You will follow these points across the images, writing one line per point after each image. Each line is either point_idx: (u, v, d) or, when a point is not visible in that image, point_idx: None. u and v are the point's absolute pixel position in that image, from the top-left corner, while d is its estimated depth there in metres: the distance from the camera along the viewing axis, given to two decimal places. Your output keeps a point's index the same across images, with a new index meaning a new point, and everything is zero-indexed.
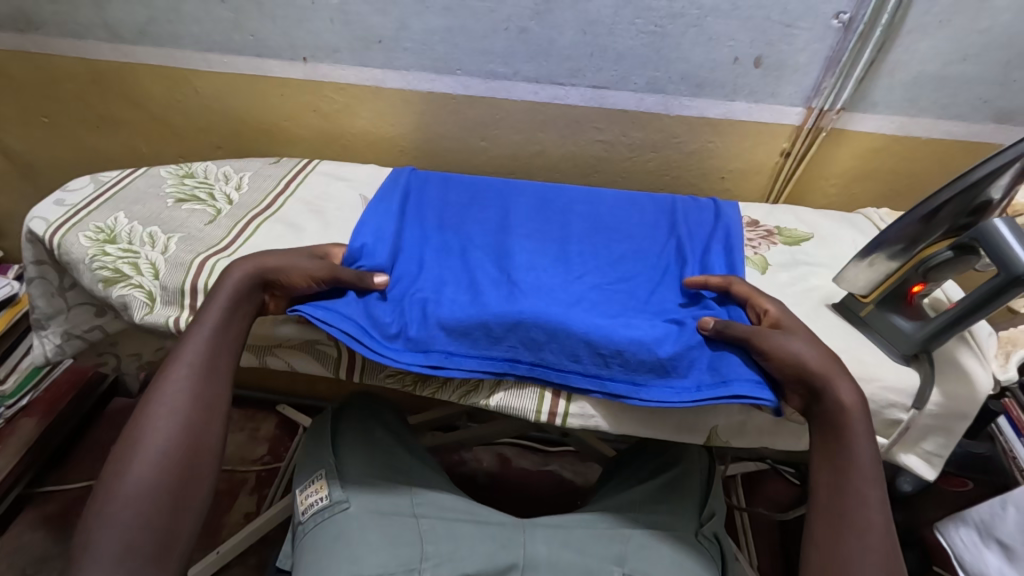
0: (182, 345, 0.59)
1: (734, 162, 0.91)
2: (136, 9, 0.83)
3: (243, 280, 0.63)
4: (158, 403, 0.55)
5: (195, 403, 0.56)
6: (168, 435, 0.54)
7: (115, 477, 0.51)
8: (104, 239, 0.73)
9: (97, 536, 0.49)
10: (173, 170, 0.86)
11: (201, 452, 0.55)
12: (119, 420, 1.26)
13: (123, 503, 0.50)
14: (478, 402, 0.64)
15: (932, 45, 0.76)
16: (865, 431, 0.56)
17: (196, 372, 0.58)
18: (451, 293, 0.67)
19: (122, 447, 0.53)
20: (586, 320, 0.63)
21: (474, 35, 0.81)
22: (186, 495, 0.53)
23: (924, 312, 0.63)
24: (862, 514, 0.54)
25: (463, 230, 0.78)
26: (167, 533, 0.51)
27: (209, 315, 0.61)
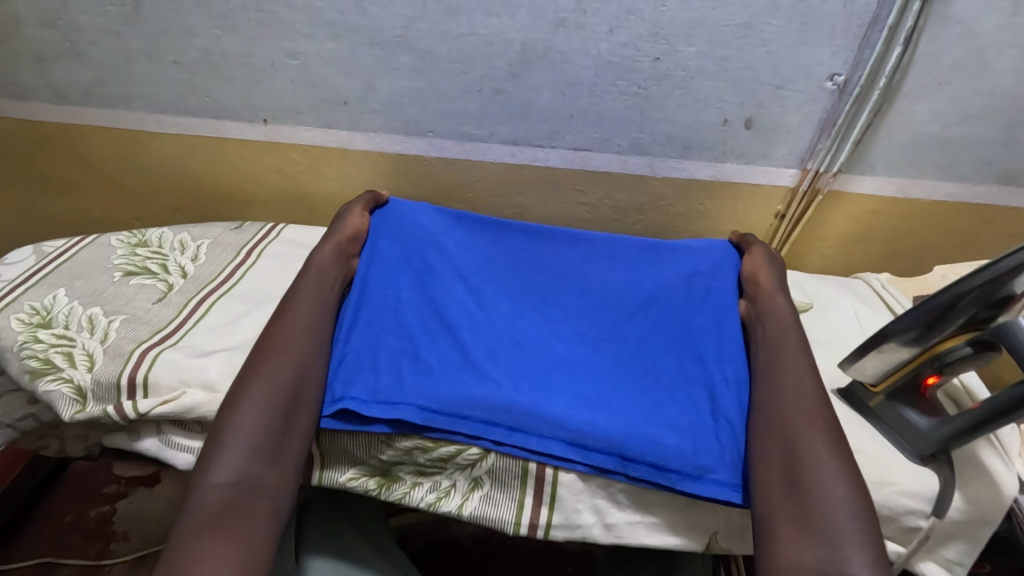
0: (291, 297, 0.65)
1: (726, 224, 0.86)
2: (82, 70, 0.78)
3: (332, 256, 0.70)
4: (277, 338, 0.60)
5: (307, 341, 0.61)
6: (288, 363, 0.58)
7: (238, 395, 0.55)
8: (37, 323, 0.66)
9: (226, 436, 0.53)
10: (125, 238, 0.80)
11: (314, 381, 0.59)
12: (77, 487, 1.10)
13: (251, 413, 0.54)
14: (450, 511, 0.57)
15: (932, 107, 0.72)
16: (794, 324, 0.63)
17: (304, 319, 0.63)
18: (431, 352, 0.62)
19: (247, 371, 0.57)
20: (572, 402, 0.58)
21: (446, 96, 0.76)
22: (303, 411, 0.56)
23: (939, 407, 0.57)
24: (796, 385, 0.56)
25: (451, 268, 0.73)
26: (287, 439, 0.54)
27: (311, 278, 0.67)
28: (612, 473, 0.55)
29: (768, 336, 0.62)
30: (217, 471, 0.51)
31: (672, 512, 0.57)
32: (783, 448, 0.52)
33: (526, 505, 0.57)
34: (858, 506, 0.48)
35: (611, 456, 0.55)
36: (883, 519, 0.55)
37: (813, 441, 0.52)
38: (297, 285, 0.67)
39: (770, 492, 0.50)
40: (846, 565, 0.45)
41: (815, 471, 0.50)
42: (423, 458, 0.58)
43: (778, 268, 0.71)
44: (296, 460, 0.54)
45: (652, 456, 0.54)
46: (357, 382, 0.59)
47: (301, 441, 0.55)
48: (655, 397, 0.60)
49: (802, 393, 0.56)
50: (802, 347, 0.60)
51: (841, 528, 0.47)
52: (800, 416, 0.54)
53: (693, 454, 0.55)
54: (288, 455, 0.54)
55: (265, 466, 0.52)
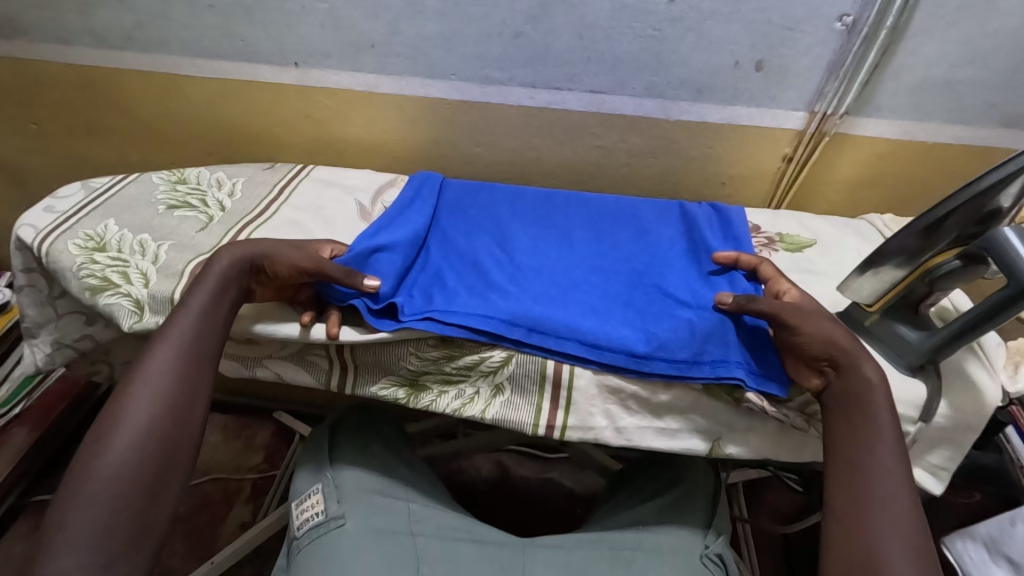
0: (168, 327, 0.58)
1: (736, 167, 0.89)
2: (122, 15, 0.83)
3: (233, 271, 0.61)
4: (143, 385, 0.54)
5: (179, 389, 0.55)
6: (148, 419, 0.53)
7: (92, 460, 0.51)
8: (93, 247, 0.71)
9: (72, 514, 0.48)
10: (166, 177, 0.85)
11: (184, 437, 0.54)
12: None
13: (100, 487, 0.50)
14: (474, 415, 0.63)
15: (939, 48, 0.75)
16: (890, 405, 0.54)
17: (181, 358, 0.56)
18: (456, 276, 0.68)
19: (101, 429, 0.52)
20: (584, 313, 0.63)
21: (469, 39, 0.80)
22: (168, 472, 0.53)
23: (930, 322, 0.61)
24: (888, 493, 0.51)
25: (475, 212, 0.79)
26: (147, 507, 0.51)
27: (194, 302, 0.59)
28: (625, 370, 0.60)
29: (854, 426, 0.54)
30: (61, 558, 0.47)
31: (679, 416, 0.62)
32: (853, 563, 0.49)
33: (544, 413, 0.62)
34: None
35: (622, 353, 0.60)
36: None
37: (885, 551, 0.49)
38: (184, 307, 0.59)
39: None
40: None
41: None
42: (448, 367, 0.63)
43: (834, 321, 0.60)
44: (155, 528, 0.51)
45: (659, 352, 0.60)
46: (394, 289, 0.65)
47: (163, 508, 0.52)
48: (659, 310, 0.65)
49: (895, 495, 0.51)
50: (899, 454, 0.53)
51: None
52: (885, 526, 0.50)
53: (698, 343, 0.60)
54: (150, 526, 0.51)
55: (115, 547, 0.48)
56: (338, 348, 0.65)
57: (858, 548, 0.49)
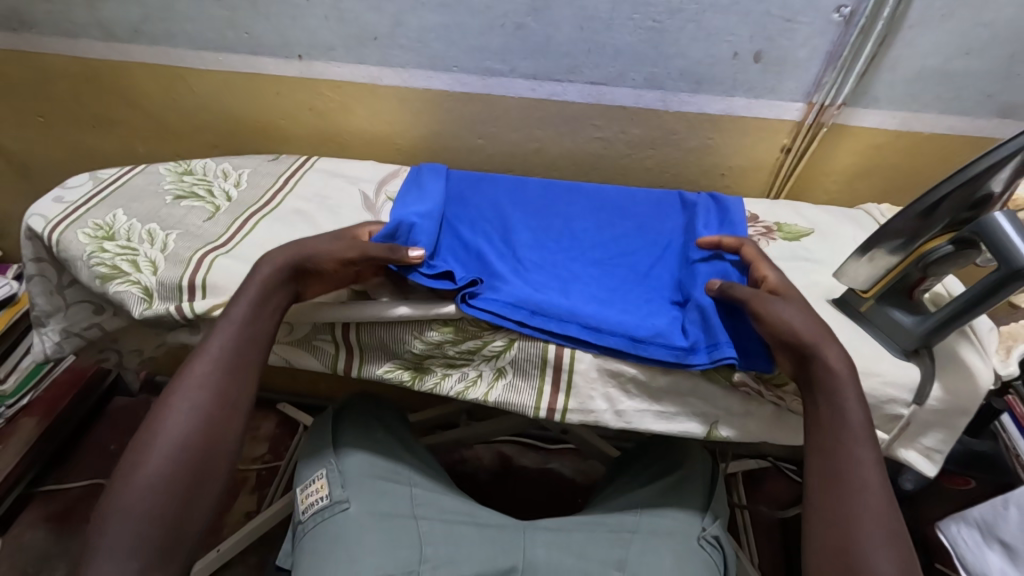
0: (209, 338, 0.58)
1: (735, 158, 0.90)
2: (129, 9, 0.84)
3: (276, 276, 0.61)
4: (183, 392, 0.55)
5: (217, 399, 0.56)
6: (187, 429, 0.53)
7: (133, 468, 0.51)
8: (102, 236, 0.73)
9: (113, 519, 0.49)
10: (172, 168, 0.86)
11: (222, 447, 0.54)
12: (119, 420, 1.28)
13: (138, 494, 0.50)
14: (477, 399, 0.64)
15: (936, 39, 0.76)
16: (856, 391, 0.55)
17: (219, 367, 0.57)
18: (469, 265, 0.68)
19: (142, 437, 0.53)
20: (588, 302, 0.64)
21: (471, 31, 0.81)
22: (205, 480, 0.53)
23: (924, 308, 0.62)
24: (858, 478, 0.52)
25: (477, 204, 0.80)
26: (184, 516, 0.51)
27: (235, 311, 0.59)
28: (627, 355, 0.61)
29: (823, 416, 0.55)
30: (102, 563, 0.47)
31: (677, 400, 0.63)
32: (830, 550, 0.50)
33: (545, 396, 0.63)
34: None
35: (624, 338, 0.61)
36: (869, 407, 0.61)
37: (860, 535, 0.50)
38: (226, 317, 0.59)
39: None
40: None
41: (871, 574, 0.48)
42: (451, 351, 0.64)
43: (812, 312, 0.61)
44: (191, 536, 0.51)
45: (658, 337, 0.61)
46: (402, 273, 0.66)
47: (198, 517, 0.52)
48: (657, 302, 0.66)
49: (867, 482, 0.52)
50: (867, 437, 0.54)
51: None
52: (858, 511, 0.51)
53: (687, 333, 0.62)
54: (185, 535, 0.51)
55: (152, 555, 0.49)
56: (343, 331, 0.66)
57: (835, 534, 0.51)
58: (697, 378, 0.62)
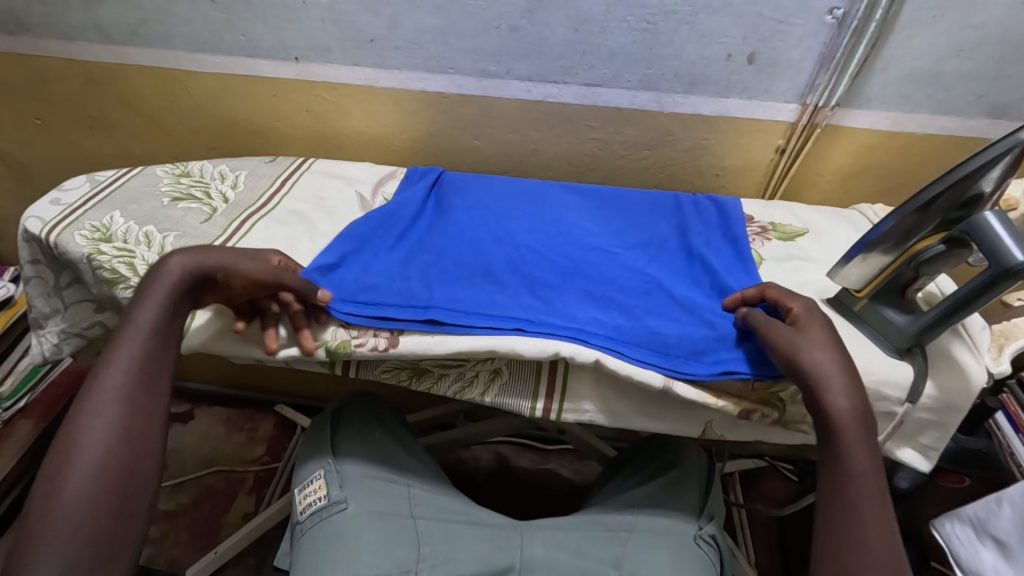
0: (113, 352, 0.56)
1: (730, 159, 0.91)
2: (126, 11, 0.84)
3: (180, 272, 0.60)
4: (96, 410, 0.53)
5: (133, 412, 0.54)
6: (108, 446, 0.52)
7: (50, 493, 0.49)
8: (99, 238, 0.73)
9: (34, 552, 0.46)
10: (169, 170, 0.86)
11: (144, 460, 0.53)
12: None
13: (62, 519, 0.48)
14: (473, 399, 0.65)
15: (928, 40, 0.76)
16: (860, 439, 0.53)
17: (132, 379, 0.55)
18: (458, 263, 0.70)
19: (54, 459, 0.51)
20: (576, 302, 0.65)
21: (466, 33, 0.81)
22: (133, 493, 0.52)
23: (916, 306, 0.62)
24: (860, 532, 0.50)
25: (473, 196, 0.81)
26: (117, 531, 0.49)
27: (142, 318, 0.58)
28: (624, 355, 0.61)
29: (829, 466, 0.53)
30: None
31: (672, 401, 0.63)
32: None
33: (541, 395, 0.63)
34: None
35: (616, 340, 0.61)
36: None
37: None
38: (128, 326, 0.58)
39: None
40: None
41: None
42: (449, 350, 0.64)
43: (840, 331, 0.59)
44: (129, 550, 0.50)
45: (653, 346, 0.62)
46: (394, 286, 0.66)
47: (129, 532, 0.50)
48: (657, 297, 0.67)
49: (868, 539, 0.50)
50: (873, 491, 0.52)
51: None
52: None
53: (691, 341, 0.62)
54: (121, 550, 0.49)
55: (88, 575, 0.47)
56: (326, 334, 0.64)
57: None
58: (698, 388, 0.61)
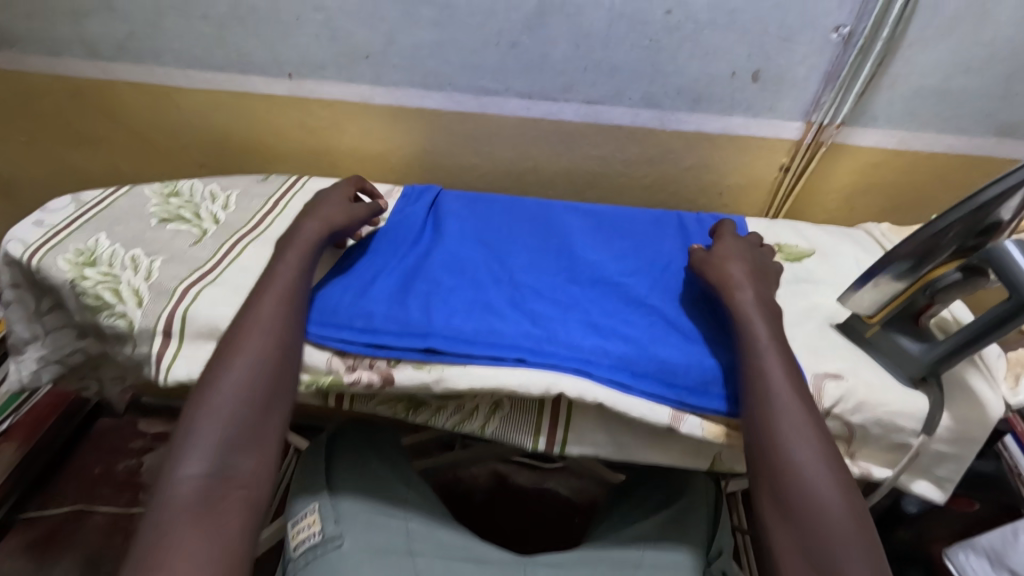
0: (269, 279, 0.63)
1: (733, 177, 0.89)
2: (114, 25, 0.82)
3: (322, 228, 0.69)
4: (254, 323, 0.59)
5: (281, 327, 0.59)
6: (262, 354, 0.57)
7: (211, 385, 0.55)
8: (83, 262, 0.70)
9: (199, 430, 0.52)
10: (157, 189, 0.83)
11: (288, 371, 0.58)
12: (102, 445, 1.25)
13: (225, 404, 0.53)
14: (472, 432, 0.62)
15: (935, 58, 0.75)
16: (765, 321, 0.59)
17: (285, 302, 0.61)
18: (456, 290, 0.67)
19: (218, 358, 0.57)
20: (581, 330, 0.63)
21: (464, 50, 0.79)
22: (278, 399, 0.56)
23: (931, 334, 0.61)
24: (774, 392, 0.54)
25: (472, 220, 0.79)
26: (261, 427, 0.54)
27: (291, 259, 0.65)
28: (631, 390, 0.59)
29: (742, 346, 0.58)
30: (188, 461, 0.50)
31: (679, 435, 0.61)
32: (773, 481, 0.51)
33: (544, 429, 0.61)
34: (861, 535, 0.48)
35: (623, 373, 0.59)
36: (875, 437, 0.60)
37: (798, 465, 0.51)
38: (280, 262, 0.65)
39: (777, 539, 0.49)
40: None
41: (817, 505, 0.49)
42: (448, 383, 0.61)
43: (754, 255, 0.69)
44: (270, 449, 0.54)
45: (665, 377, 0.60)
46: (391, 313, 0.64)
47: (275, 431, 0.55)
48: (660, 324, 0.65)
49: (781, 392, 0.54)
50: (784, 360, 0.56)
51: (842, 556, 0.47)
52: (790, 439, 0.52)
53: (700, 370, 0.60)
54: (264, 445, 0.54)
55: (238, 458, 0.52)
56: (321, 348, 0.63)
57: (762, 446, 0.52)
58: (707, 420, 0.59)
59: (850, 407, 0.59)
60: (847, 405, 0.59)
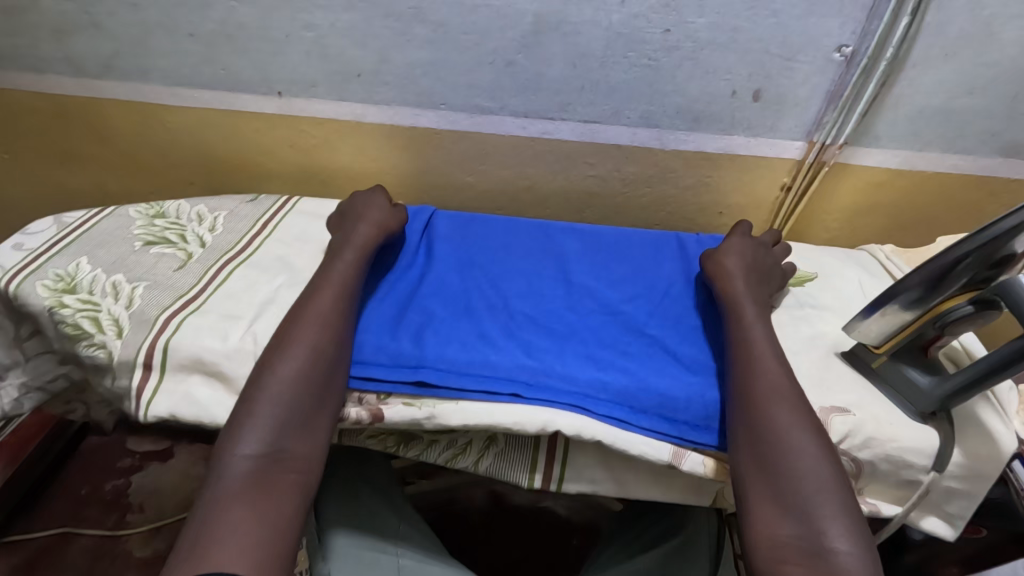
0: (327, 271, 0.64)
1: (734, 197, 0.87)
2: (99, 43, 0.79)
3: (374, 234, 0.70)
4: (309, 310, 0.60)
5: (335, 315, 0.60)
6: (318, 340, 0.58)
7: (268, 368, 0.56)
8: (62, 289, 0.67)
9: (257, 410, 0.53)
10: (143, 210, 0.81)
11: (341, 358, 0.58)
12: (93, 464, 1.08)
13: (282, 388, 0.54)
14: (466, 468, 0.60)
15: (940, 78, 0.73)
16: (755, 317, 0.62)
17: (341, 295, 0.62)
18: (449, 318, 0.65)
19: (276, 344, 0.58)
20: (579, 362, 0.61)
21: (458, 68, 0.77)
22: (333, 385, 0.56)
23: (940, 365, 0.59)
24: (764, 375, 0.56)
25: (468, 243, 0.77)
26: (314, 412, 0.54)
27: (347, 254, 0.67)
28: (629, 425, 0.57)
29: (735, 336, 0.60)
30: (245, 438, 0.52)
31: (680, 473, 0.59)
32: (752, 435, 0.53)
33: (540, 465, 0.59)
34: (837, 487, 0.49)
35: (621, 408, 0.57)
36: (883, 472, 0.58)
37: (778, 422, 0.53)
38: (337, 257, 0.67)
39: (753, 488, 0.51)
40: (823, 538, 0.47)
41: (794, 456, 0.51)
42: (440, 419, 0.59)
43: (759, 253, 0.71)
44: (324, 432, 0.55)
45: (665, 411, 0.58)
46: (381, 344, 0.61)
47: (329, 416, 0.55)
48: (660, 355, 0.63)
49: (770, 376, 0.56)
50: (773, 349, 0.59)
51: (816, 502, 0.48)
52: (772, 401, 0.54)
53: (702, 405, 0.58)
54: (316, 428, 0.54)
55: (291, 439, 0.53)
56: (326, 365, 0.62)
57: (749, 421, 0.54)
58: (708, 456, 0.57)
59: (858, 442, 0.57)
60: (855, 440, 0.57)
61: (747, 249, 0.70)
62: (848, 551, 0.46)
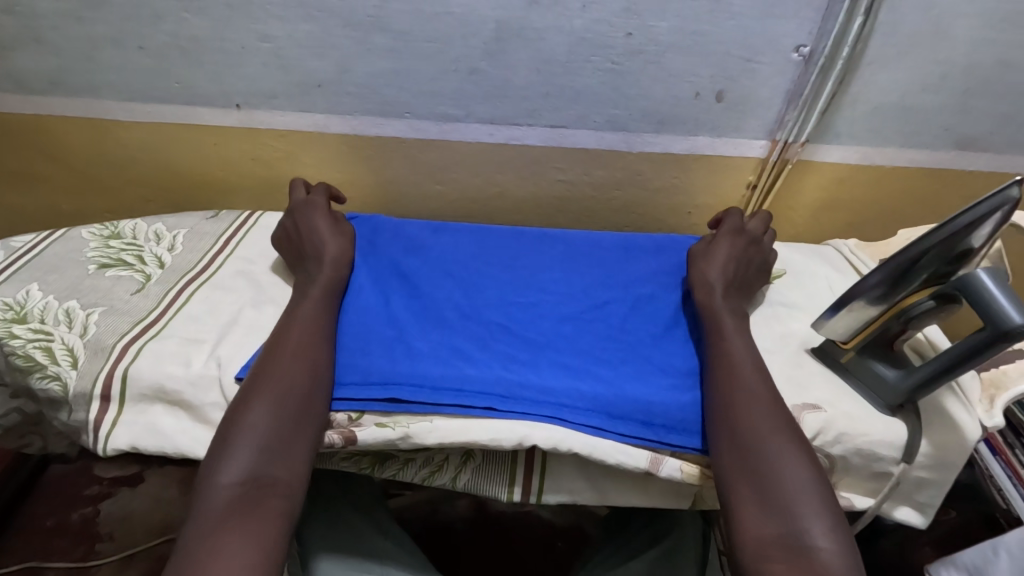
0: (297, 308, 0.63)
1: (702, 197, 0.88)
2: (43, 58, 0.76)
3: (337, 267, 0.69)
4: (285, 345, 0.59)
5: (311, 348, 0.59)
6: (295, 373, 0.56)
7: (245, 403, 0.54)
8: (11, 318, 0.64)
9: (235, 444, 0.51)
10: (96, 230, 0.77)
11: (323, 386, 0.56)
12: (53, 497, 1.03)
13: (259, 419, 0.52)
14: (444, 485, 0.59)
15: (896, 75, 0.75)
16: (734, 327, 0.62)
17: (308, 328, 0.61)
18: (424, 331, 0.65)
19: (253, 378, 0.56)
20: (555, 373, 0.61)
21: (422, 77, 0.76)
22: (311, 408, 0.54)
23: (905, 359, 0.60)
24: (745, 387, 0.56)
25: (443, 253, 0.76)
26: (294, 434, 0.52)
27: (313, 291, 0.65)
28: (607, 433, 0.57)
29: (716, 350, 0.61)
30: (223, 469, 0.49)
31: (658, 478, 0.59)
32: (735, 434, 0.53)
33: (519, 478, 0.58)
34: (818, 488, 0.50)
35: (598, 416, 0.57)
36: (855, 466, 0.59)
37: (761, 428, 0.53)
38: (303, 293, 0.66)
39: (738, 490, 0.51)
40: (806, 537, 0.47)
41: (778, 461, 0.51)
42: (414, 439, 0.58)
43: (747, 256, 0.71)
44: (307, 453, 0.52)
45: (643, 417, 0.58)
46: (352, 361, 0.60)
47: (312, 441, 0.53)
48: (637, 361, 0.63)
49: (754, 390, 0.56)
50: (757, 362, 0.59)
51: (798, 502, 0.49)
52: (751, 406, 0.55)
53: (679, 409, 0.58)
54: (297, 451, 0.52)
55: (273, 466, 0.50)
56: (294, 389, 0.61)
57: (734, 433, 0.53)
58: (685, 460, 0.57)
59: (830, 438, 0.58)
60: (827, 437, 0.58)
61: (734, 253, 0.70)
62: (830, 548, 0.46)
